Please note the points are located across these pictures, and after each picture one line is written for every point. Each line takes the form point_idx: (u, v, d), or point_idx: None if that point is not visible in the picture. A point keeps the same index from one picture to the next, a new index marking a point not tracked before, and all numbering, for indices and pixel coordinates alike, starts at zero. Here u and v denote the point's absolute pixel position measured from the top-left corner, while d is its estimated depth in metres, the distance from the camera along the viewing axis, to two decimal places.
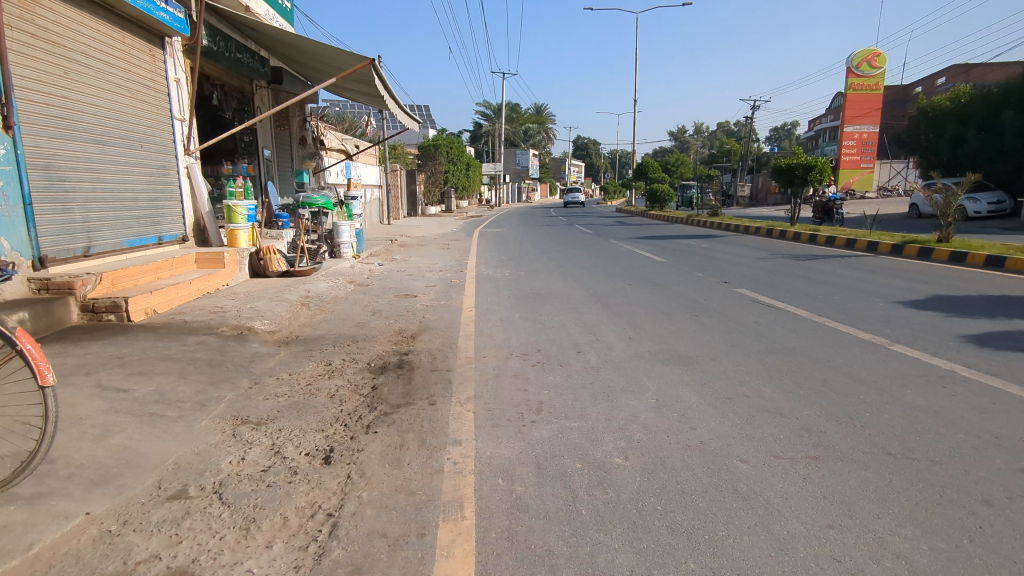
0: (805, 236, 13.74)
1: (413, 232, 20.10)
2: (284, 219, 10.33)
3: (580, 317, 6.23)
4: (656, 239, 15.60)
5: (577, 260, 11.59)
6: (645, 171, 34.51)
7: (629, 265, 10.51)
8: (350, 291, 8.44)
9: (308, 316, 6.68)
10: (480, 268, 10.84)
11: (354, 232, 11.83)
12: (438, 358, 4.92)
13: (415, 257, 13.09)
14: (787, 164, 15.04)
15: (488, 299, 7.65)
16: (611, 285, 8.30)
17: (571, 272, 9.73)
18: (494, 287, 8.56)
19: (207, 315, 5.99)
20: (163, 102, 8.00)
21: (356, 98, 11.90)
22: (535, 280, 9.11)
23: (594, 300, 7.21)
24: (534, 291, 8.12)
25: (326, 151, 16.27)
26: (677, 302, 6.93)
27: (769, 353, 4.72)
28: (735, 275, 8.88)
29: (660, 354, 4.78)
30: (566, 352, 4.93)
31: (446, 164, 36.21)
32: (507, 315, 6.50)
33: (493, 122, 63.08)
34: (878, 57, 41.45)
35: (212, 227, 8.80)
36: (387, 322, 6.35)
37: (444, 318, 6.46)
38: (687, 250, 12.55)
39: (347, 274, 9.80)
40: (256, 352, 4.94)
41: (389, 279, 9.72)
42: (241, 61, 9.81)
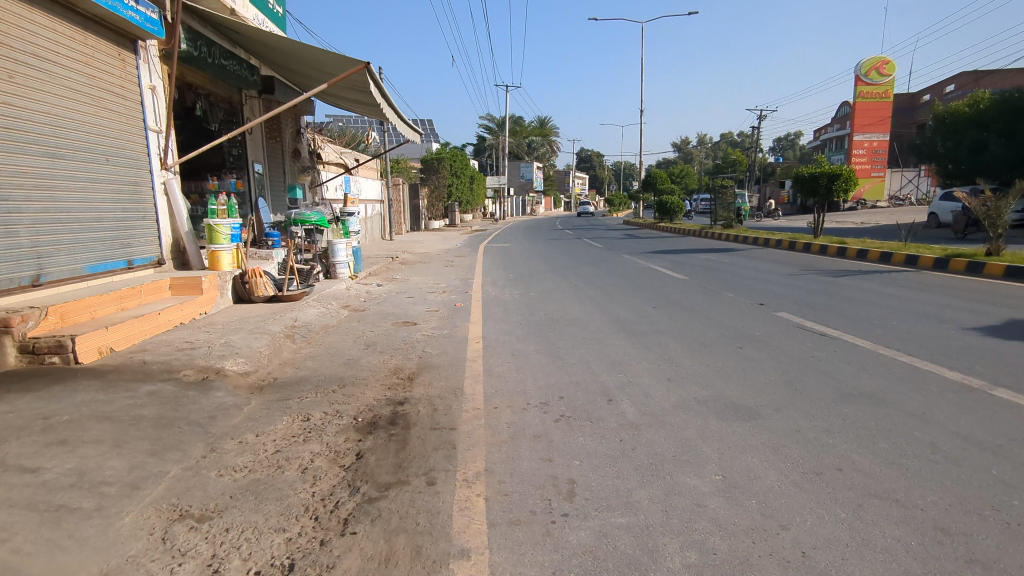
0: (832, 250, 12.85)
1: (414, 248, 19.29)
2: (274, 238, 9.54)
3: (606, 351, 5.37)
4: (671, 254, 14.72)
5: (590, 278, 10.74)
6: (652, 182, 33.71)
7: (648, 284, 9.65)
8: (345, 318, 7.61)
9: (293, 351, 5.84)
10: (486, 288, 10.00)
11: (350, 251, 11.04)
12: (441, 409, 4.06)
13: (417, 276, 12.27)
14: (810, 173, 14.19)
15: (498, 327, 6.79)
16: (634, 309, 7.44)
17: (587, 294, 8.88)
18: (503, 312, 7.72)
19: (172, 354, 5.16)
20: (135, 111, 7.22)
21: (352, 107, 11.14)
22: (548, 303, 8.27)
23: (618, 328, 6.34)
24: (548, 316, 7.26)
25: (323, 165, 15.53)
26: (713, 330, 6.06)
27: (845, 401, 3.87)
28: (770, 296, 8.00)
29: (711, 403, 3.92)
30: (595, 400, 4.08)
31: (449, 178, 35.51)
32: (520, 348, 5.64)
33: (496, 135, 62.69)
34: (888, 65, 40.75)
35: (193, 248, 8.00)
36: (382, 358, 5.50)
37: (447, 353, 5.60)
38: (708, 266, 11.70)
39: (341, 297, 8.98)
40: (221, 404, 4.10)
41: (388, 302, 8.89)
42: (226, 68, 9.06)
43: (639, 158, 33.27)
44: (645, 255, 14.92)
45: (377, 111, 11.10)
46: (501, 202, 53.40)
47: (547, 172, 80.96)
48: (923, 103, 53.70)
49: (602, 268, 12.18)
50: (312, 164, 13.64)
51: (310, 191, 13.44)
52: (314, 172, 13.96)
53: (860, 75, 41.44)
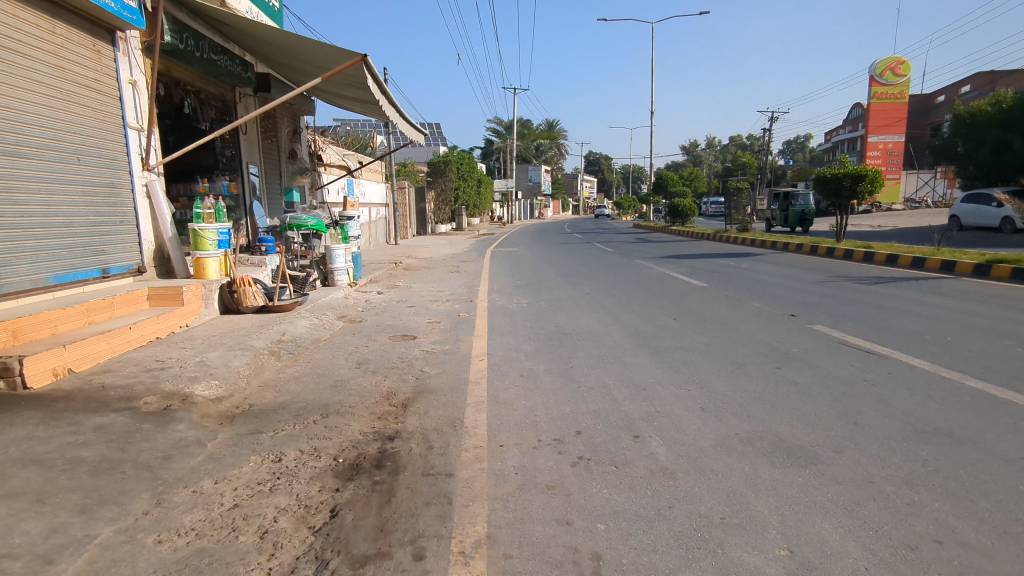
0: (858, 254, 12.15)
1: (419, 253, 18.72)
2: (267, 243, 9.00)
3: (626, 373, 4.76)
4: (686, 258, 14.06)
5: (602, 285, 10.09)
6: (663, 184, 33.02)
7: (666, 292, 9.02)
8: (339, 330, 7.02)
9: (277, 369, 5.26)
10: (493, 296, 9.40)
11: (350, 257, 10.47)
12: (437, 447, 3.46)
13: (420, 283, 11.69)
14: (833, 174, 13.49)
15: (504, 340, 6.19)
16: (652, 322, 6.80)
17: (600, 303, 8.27)
18: (510, 324, 7.12)
19: (137, 376, 4.58)
20: (112, 107, 6.67)
21: (352, 105, 10.58)
22: (559, 314, 7.65)
23: (638, 344, 5.72)
24: (559, 328, 6.64)
25: (324, 167, 15.00)
26: (745, 348, 5.42)
27: (920, 441, 3.23)
28: (800, 306, 7.36)
29: (759, 442, 3.30)
30: (619, 436, 3.46)
31: (457, 181, 34.97)
32: (529, 369, 5.02)
33: (504, 138, 62.27)
34: (903, 65, 39.91)
35: (177, 254, 7.46)
36: (374, 379, 4.90)
37: (447, 373, 5.00)
38: (728, 272, 11.05)
39: (338, 307, 8.41)
40: (181, 439, 3.52)
41: (387, 312, 8.31)
42: (216, 63, 8.52)
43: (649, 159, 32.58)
44: (657, 260, 14.26)
45: (378, 109, 10.54)
46: (508, 205, 52.82)
47: (555, 175, 80.40)
48: (937, 104, 52.78)
49: (615, 274, 11.55)
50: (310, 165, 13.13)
51: (309, 193, 12.91)
52: (314, 174, 13.45)
53: (875, 75, 40.59)
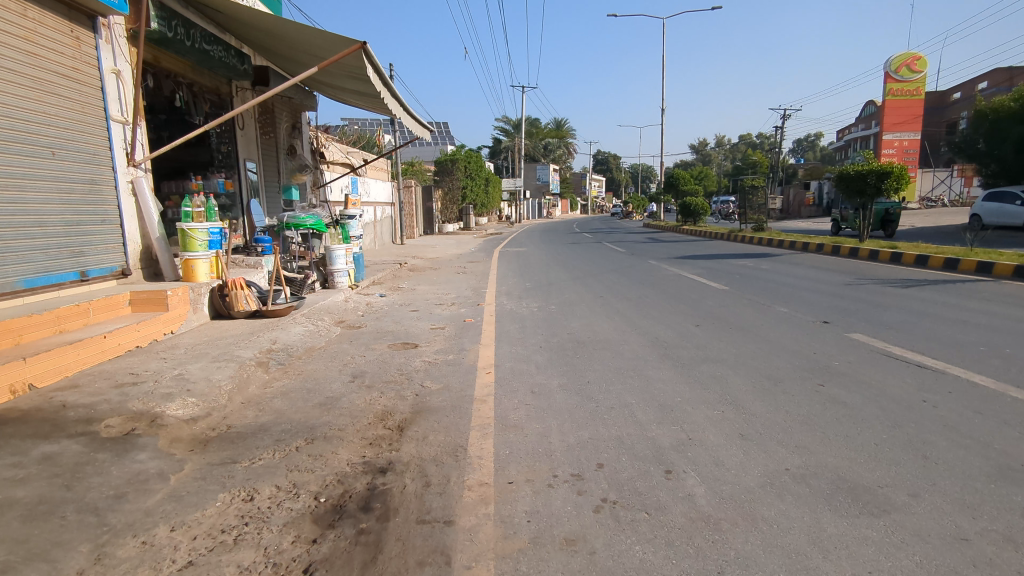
0: (885, 255, 11.55)
1: (425, 253, 18.25)
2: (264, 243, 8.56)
3: (650, 391, 4.25)
4: (701, 259, 13.51)
5: (616, 288, 9.57)
6: (674, 182, 32.37)
7: (684, 296, 8.50)
8: (335, 337, 6.55)
9: (263, 383, 4.78)
10: (500, 300, 8.91)
11: (351, 258, 10.00)
12: (435, 483, 2.97)
13: (425, 285, 11.21)
14: (856, 171, 12.89)
15: (512, 350, 5.68)
16: (674, 329, 6.28)
17: (615, 308, 7.77)
18: (519, 330, 6.62)
19: (105, 392, 4.11)
20: (92, 98, 6.23)
21: (353, 98, 10.12)
22: (571, 319, 7.15)
23: (661, 356, 5.20)
24: (573, 336, 6.12)
25: (327, 165, 14.57)
26: (780, 360, 4.89)
27: (1011, 481, 2.71)
28: (831, 312, 6.82)
29: (816, 481, 2.78)
30: (648, 472, 2.96)
31: (464, 180, 34.52)
32: (540, 384, 4.52)
33: (512, 136, 61.67)
34: (920, 61, 39.11)
35: (164, 256, 7.01)
36: (369, 395, 4.42)
37: (450, 389, 4.50)
38: (748, 274, 10.51)
39: (337, 311, 7.94)
40: (139, 473, 3.04)
41: (388, 317, 7.83)
42: (209, 54, 8.08)
43: (660, 157, 31.95)
44: (671, 261, 13.69)
45: (380, 103, 10.08)
46: (516, 204, 52.24)
47: (564, 175, 79.77)
48: (953, 100, 51.79)
49: (628, 276, 11.03)
50: (312, 162, 12.70)
51: (310, 191, 12.43)
52: (315, 172, 13.02)
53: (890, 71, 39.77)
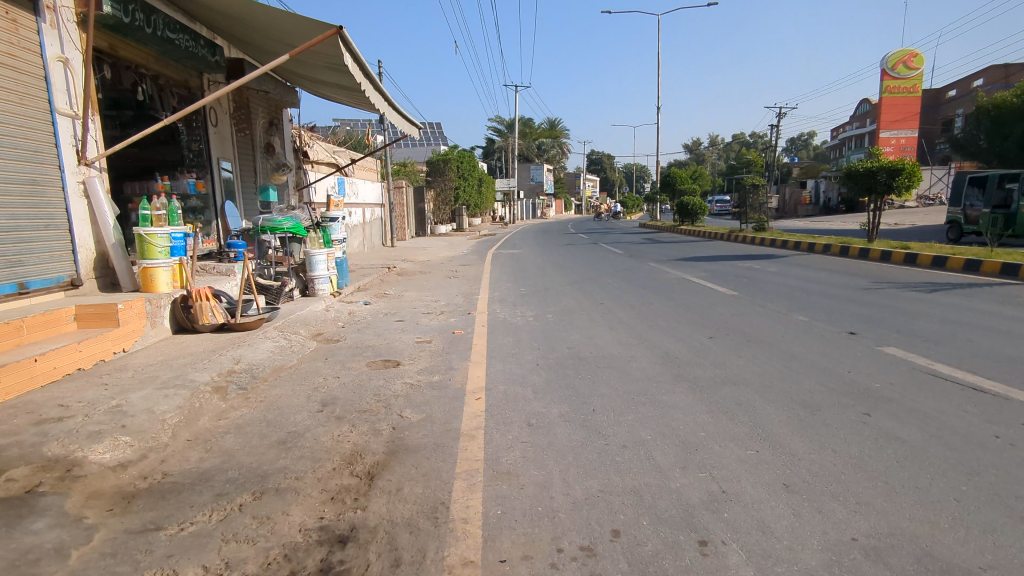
0: (899, 256, 10.99)
1: (416, 256, 17.60)
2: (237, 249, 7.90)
3: (668, 424, 3.62)
4: (704, 261, 12.89)
5: (617, 294, 8.96)
6: (672, 182, 31.78)
7: (691, 303, 7.90)
8: (309, 353, 5.90)
9: (217, 414, 4.12)
10: (494, 308, 8.28)
11: (333, 263, 9.35)
12: (409, 560, 2.33)
13: (413, 291, 10.58)
14: (865, 168, 12.34)
15: (506, 369, 5.04)
16: (685, 343, 5.66)
17: (617, 317, 7.15)
18: (513, 344, 5.99)
19: (21, 432, 3.46)
20: (33, 88, 5.56)
21: (333, 91, 9.47)
22: (570, 330, 6.52)
23: (675, 377, 4.57)
24: (573, 352, 5.49)
25: (310, 164, 13.89)
26: (813, 382, 4.28)
27: None
28: (856, 322, 6.21)
29: (896, 559, 2.17)
30: (678, 545, 2.34)
31: (457, 180, 33.86)
32: (539, 414, 3.88)
33: (505, 136, 60.98)
34: (916, 57, 38.79)
35: (121, 264, 6.34)
36: (339, 430, 3.78)
37: (433, 421, 3.86)
38: (755, 277, 9.93)
39: (315, 323, 7.30)
40: (32, 550, 2.39)
41: (371, 329, 7.19)
42: (174, 43, 7.41)
43: (657, 156, 31.33)
44: (672, 263, 13.08)
45: (362, 98, 9.44)
46: (510, 204, 51.61)
47: (558, 175, 79.16)
48: (949, 98, 51.47)
49: (628, 280, 10.43)
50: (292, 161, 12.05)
51: (291, 191, 11.75)
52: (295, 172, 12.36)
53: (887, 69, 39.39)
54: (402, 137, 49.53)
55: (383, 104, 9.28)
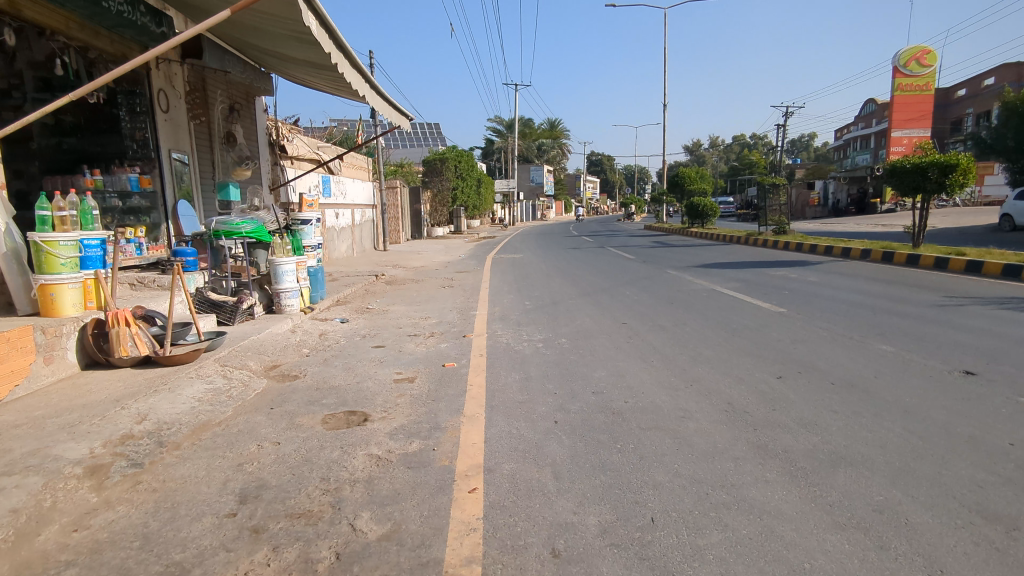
0: (958, 264, 9.59)
1: (408, 262, 16.16)
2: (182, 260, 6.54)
3: (785, 561, 2.21)
4: (729, 269, 11.44)
5: (640, 310, 7.55)
6: (680, 181, 30.31)
7: (734, 324, 6.48)
8: (253, 398, 4.48)
9: (74, 521, 2.70)
10: (494, 329, 6.85)
11: (304, 274, 7.89)
12: None
13: (401, 304, 9.15)
14: (913, 164, 10.93)
15: (514, 432, 3.61)
16: (751, 389, 4.23)
17: (649, 345, 5.71)
18: (521, 385, 4.58)
19: None
20: None
21: (303, 69, 8.07)
22: (593, 364, 5.09)
23: (760, 455, 3.15)
24: (603, 402, 4.07)
25: (288, 160, 12.43)
26: (974, 467, 2.87)
27: None
28: (965, 356, 4.80)
29: None
30: None
31: (454, 180, 32.40)
32: (570, 532, 2.47)
33: (504, 136, 59.59)
34: (930, 55, 37.50)
35: (15, 280, 4.89)
36: (253, 560, 2.36)
37: (402, 542, 2.45)
38: (800, 290, 8.51)
39: (273, 350, 5.88)
40: None
41: (341, 358, 5.78)
42: (100, 5, 6.00)
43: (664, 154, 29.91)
44: (693, 271, 11.62)
45: (338, 79, 8.05)
46: (509, 207, 50.23)
47: (559, 176, 77.79)
48: (959, 97, 50.12)
49: (649, 293, 8.99)
50: (259, 154, 10.63)
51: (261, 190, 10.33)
52: (263, 166, 10.95)
53: (899, 66, 38.05)
54: (398, 136, 48.06)
55: (359, 81, 7.89)
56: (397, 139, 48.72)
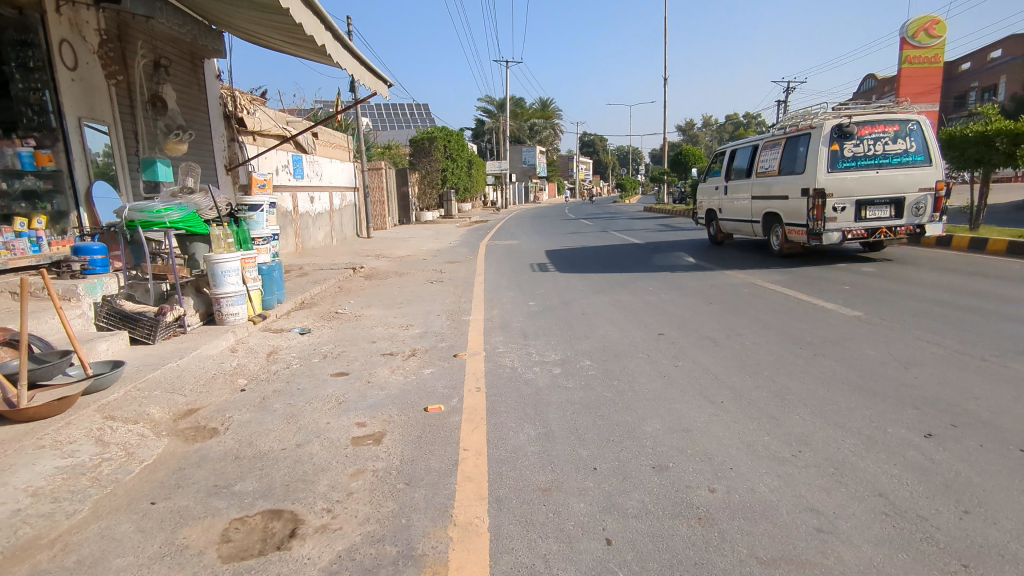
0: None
1: (394, 250, 14.55)
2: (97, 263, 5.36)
3: None
4: (762, 257, 9.91)
5: (677, 315, 6.01)
6: (683, 160, 28.70)
7: (808, 337, 4.97)
8: (131, 483, 2.92)
9: None
10: (494, 344, 5.31)
11: (252, 274, 6.29)
12: None
13: (379, 305, 7.56)
14: (975, 133, 9.40)
15: (541, 572, 2.10)
16: (900, 465, 2.72)
17: (709, 371, 4.19)
18: (541, 451, 3.06)
19: None
20: None
21: (248, 11, 6.40)
22: (641, 408, 3.57)
23: None
24: (677, 497, 2.54)
25: (248, 135, 10.72)
26: None
27: None
28: None
29: None
30: None
31: (444, 161, 30.65)
32: None
33: (496, 117, 57.68)
34: (939, 25, 35.67)
35: None
36: None
37: None
38: (863, 286, 7.00)
39: (192, 384, 4.31)
40: None
41: (286, 394, 4.22)
42: None
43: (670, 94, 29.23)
44: (719, 259, 10.10)
45: (291, 25, 6.39)
46: (501, 190, 48.41)
47: (551, 158, 75.85)
48: (963, 71, 48.35)
49: (679, 290, 7.46)
50: (197, 119, 8.93)
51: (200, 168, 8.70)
52: (207, 135, 9.23)
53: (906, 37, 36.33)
54: (384, 117, 46.11)
55: (307, 20, 6.28)
56: (386, 121, 46.89)
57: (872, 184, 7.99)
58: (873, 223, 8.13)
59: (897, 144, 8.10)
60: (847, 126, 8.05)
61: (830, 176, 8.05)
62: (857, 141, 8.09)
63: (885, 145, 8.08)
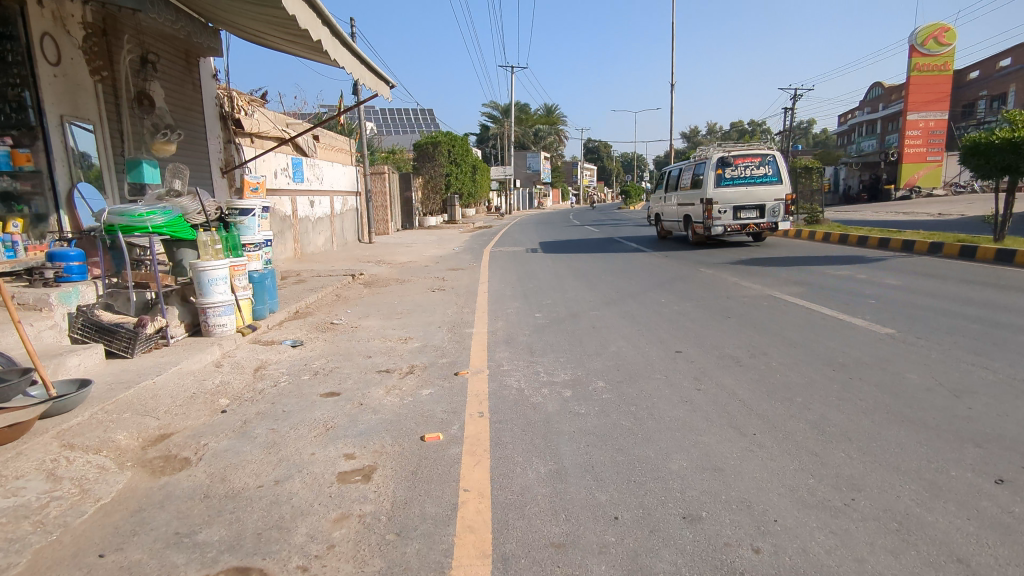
0: None
1: (395, 256, 14.18)
2: None
3: None
4: (777, 267, 9.51)
5: (694, 331, 5.62)
6: None
7: (840, 357, 4.57)
8: (81, 528, 2.53)
9: None
10: (499, 361, 4.92)
11: (242, 283, 5.91)
12: None
13: (376, 315, 7.18)
14: (1002, 140, 9.00)
15: None
16: (974, 520, 2.33)
17: (737, 397, 3.79)
18: (552, 494, 2.67)
19: None
20: None
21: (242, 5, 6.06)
22: (664, 441, 3.18)
23: None
24: (716, 558, 2.15)
25: (245, 137, 10.38)
26: None
27: None
28: None
29: None
30: None
31: (447, 165, 30.32)
32: None
33: (500, 122, 57.42)
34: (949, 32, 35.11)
35: None
36: None
37: None
38: (890, 300, 6.60)
39: (168, 404, 3.94)
40: None
41: (270, 417, 3.84)
42: None
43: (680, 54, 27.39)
44: (733, 269, 9.70)
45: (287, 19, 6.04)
46: (505, 195, 48.05)
47: (555, 164, 75.57)
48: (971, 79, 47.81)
49: (693, 303, 7.06)
50: (190, 120, 8.58)
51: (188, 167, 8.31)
52: (201, 137, 8.88)
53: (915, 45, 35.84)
54: (387, 121, 45.86)
55: (302, 13, 5.92)
56: (390, 125, 46.62)
57: (742, 197, 12.38)
58: (746, 221, 12.48)
59: (760, 168, 12.36)
60: (727, 158, 12.33)
61: (715, 191, 12.48)
62: (734, 167, 12.34)
63: (751, 170, 12.33)
